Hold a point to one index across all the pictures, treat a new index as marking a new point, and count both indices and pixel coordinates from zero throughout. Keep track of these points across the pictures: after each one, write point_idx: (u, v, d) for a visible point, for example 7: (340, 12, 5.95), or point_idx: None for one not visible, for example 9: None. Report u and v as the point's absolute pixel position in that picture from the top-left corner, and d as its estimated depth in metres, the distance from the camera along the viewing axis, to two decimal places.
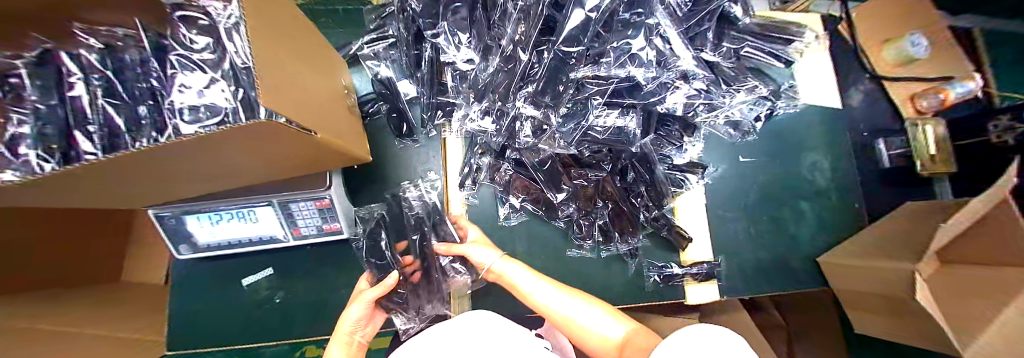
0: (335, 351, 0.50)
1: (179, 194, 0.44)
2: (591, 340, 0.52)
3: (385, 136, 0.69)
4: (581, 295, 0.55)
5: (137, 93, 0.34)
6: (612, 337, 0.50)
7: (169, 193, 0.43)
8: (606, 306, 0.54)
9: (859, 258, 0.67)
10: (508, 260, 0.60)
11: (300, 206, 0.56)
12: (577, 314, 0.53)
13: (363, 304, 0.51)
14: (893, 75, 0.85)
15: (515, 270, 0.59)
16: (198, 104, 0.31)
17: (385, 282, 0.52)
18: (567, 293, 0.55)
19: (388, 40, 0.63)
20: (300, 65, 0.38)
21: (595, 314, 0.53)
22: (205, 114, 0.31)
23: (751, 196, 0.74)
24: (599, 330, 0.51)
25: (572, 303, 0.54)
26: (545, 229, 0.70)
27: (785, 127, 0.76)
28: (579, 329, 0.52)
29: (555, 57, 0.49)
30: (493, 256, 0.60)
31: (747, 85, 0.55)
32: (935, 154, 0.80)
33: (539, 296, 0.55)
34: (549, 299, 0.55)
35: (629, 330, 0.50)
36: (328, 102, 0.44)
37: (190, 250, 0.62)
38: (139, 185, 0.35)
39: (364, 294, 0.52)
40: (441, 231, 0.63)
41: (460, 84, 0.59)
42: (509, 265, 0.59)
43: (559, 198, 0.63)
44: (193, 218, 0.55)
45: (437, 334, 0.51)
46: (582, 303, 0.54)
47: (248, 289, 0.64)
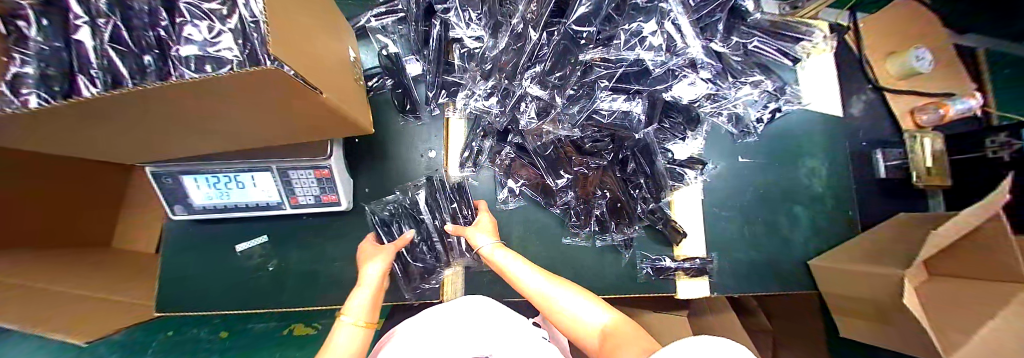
0: (362, 294, 0.48)
1: (183, 150, 0.46)
2: (574, 327, 0.49)
3: (388, 112, 0.67)
4: (566, 283, 0.53)
5: (143, 42, 0.32)
6: (597, 324, 0.48)
7: (174, 149, 0.44)
8: (592, 296, 0.52)
9: (852, 263, 0.68)
10: (499, 247, 0.57)
11: (299, 174, 0.56)
12: (561, 299, 0.51)
13: (382, 258, 0.53)
14: (893, 86, 0.86)
15: (506, 257, 0.56)
16: (203, 55, 0.30)
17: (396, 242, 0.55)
18: (553, 281, 0.53)
19: (398, 15, 0.63)
20: (311, 26, 0.38)
21: (578, 300, 0.51)
22: (211, 66, 0.30)
23: (748, 195, 0.74)
24: (581, 317, 0.49)
25: (556, 291, 0.52)
26: (541, 215, 0.70)
27: (787, 131, 0.77)
28: (563, 316, 0.50)
29: (566, 37, 0.51)
30: (488, 242, 0.58)
31: (752, 79, 0.57)
32: (931, 166, 0.82)
33: (527, 280, 0.53)
34: (535, 283, 0.53)
35: (613, 320, 0.48)
36: (333, 66, 0.43)
37: (185, 211, 0.60)
38: (141, 131, 0.36)
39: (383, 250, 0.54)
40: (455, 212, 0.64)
41: (466, 63, 0.60)
42: (498, 251, 0.57)
43: (559, 184, 0.64)
44: (190, 179, 0.55)
45: (433, 316, 0.51)
46: (567, 291, 0.52)
47: (242, 255, 0.64)
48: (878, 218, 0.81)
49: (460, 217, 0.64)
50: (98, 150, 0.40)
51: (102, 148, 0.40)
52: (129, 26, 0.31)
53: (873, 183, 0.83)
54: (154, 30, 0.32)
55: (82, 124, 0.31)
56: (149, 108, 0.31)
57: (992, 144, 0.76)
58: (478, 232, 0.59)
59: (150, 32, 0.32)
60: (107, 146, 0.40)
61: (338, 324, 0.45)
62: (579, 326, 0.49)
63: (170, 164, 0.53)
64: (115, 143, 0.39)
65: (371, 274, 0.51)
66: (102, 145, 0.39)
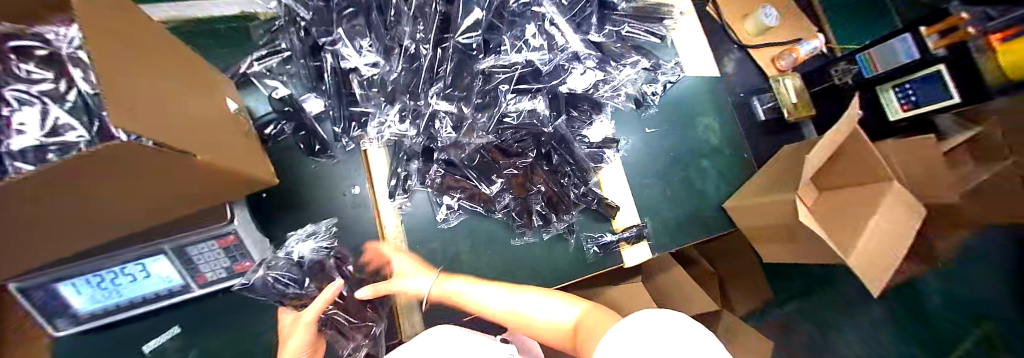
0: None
1: (66, 252, 0.39)
2: (547, 330, 0.56)
3: (296, 158, 0.63)
4: (529, 290, 0.59)
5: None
6: (569, 320, 0.54)
7: (57, 253, 0.38)
8: (555, 293, 0.59)
9: (755, 196, 0.79)
10: (449, 279, 0.62)
11: (201, 248, 0.49)
12: (528, 307, 0.57)
13: (304, 328, 0.52)
14: (754, 43, 1.01)
15: (458, 285, 0.61)
16: (53, 141, 0.27)
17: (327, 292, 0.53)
18: (515, 291, 0.59)
19: (282, 55, 0.60)
20: (159, 80, 0.34)
21: (544, 301, 0.58)
22: (55, 154, 0.26)
23: (662, 159, 0.82)
24: (553, 318, 0.56)
25: (520, 302, 0.58)
26: (484, 224, 0.71)
27: (679, 96, 0.87)
28: (533, 323, 0.57)
29: (458, 51, 0.54)
30: (428, 282, 0.61)
31: (631, 60, 0.63)
32: (795, 102, 0.97)
33: (488, 301, 0.59)
34: (495, 300, 0.59)
35: (581, 311, 0.55)
36: (204, 123, 0.39)
37: (70, 324, 0.51)
38: (7, 251, 0.32)
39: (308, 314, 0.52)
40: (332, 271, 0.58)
41: (369, 91, 0.56)
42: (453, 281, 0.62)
43: (493, 189, 0.66)
44: (69, 286, 0.46)
45: None
46: (531, 295, 0.59)
47: (154, 355, 0.56)
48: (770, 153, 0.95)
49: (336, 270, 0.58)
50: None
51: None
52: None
53: (757, 125, 0.97)
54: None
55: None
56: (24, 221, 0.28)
57: (835, 73, 0.99)
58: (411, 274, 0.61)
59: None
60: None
61: None
62: (552, 329, 0.55)
63: (22, 279, 0.43)
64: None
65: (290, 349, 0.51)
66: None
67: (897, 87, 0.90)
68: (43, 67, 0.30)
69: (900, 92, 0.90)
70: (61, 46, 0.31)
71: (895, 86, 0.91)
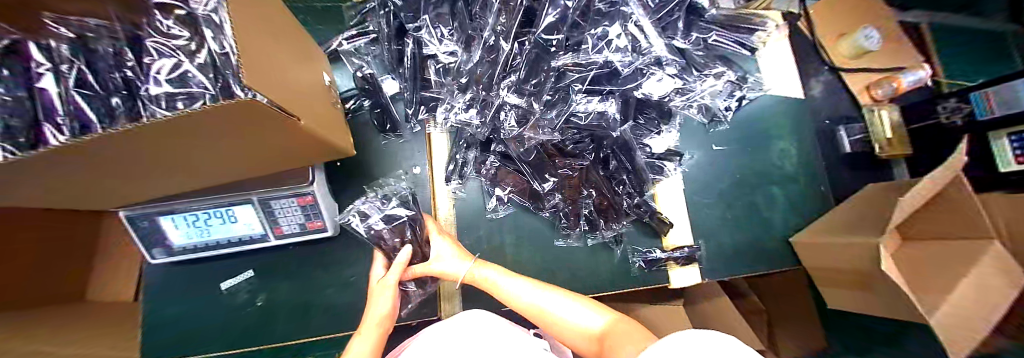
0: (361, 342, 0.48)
1: (173, 187, 0.44)
2: (572, 334, 0.53)
3: (370, 132, 0.67)
4: (558, 290, 0.55)
5: (111, 86, 0.32)
6: (594, 327, 0.52)
7: (161, 186, 0.43)
8: (584, 299, 0.55)
9: (829, 235, 0.71)
10: (482, 267, 0.57)
11: (281, 203, 0.54)
12: (554, 308, 0.54)
13: (387, 298, 0.52)
14: (850, 66, 0.91)
15: (491, 273, 0.57)
16: (176, 88, 0.31)
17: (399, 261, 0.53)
18: (544, 289, 0.55)
19: (370, 36, 0.64)
20: (283, 54, 0.38)
21: (571, 306, 0.54)
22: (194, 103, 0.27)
23: (725, 180, 0.77)
24: (579, 322, 0.52)
25: (548, 301, 0.54)
26: (531, 220, 0.71)
27: (754, 116, 0.81)
28: (560, 324, 0.53)
29: (537, 46, 0.53)
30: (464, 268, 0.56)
31: (715, 71, 0.60)
32: (891, 136, 0.86)
33: (518, 294, 0.55)
34: (523, 295, 0.55)
35: (607, 321, 0.51)
36: (304, 88, 0.42)
37: (165, 253, 0.59)
38: (107, 174, 0.34)
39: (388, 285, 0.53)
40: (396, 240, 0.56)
41: (444, 78, 0.60)
42: (484, 269, 0.57)
43: (546, 187, 0.65)
44: (168, 220, 0.53)
45: (437, 336, 0.51)
46: (560, 297, 0.55)
47: (228, 293, 0.62)
48: (851, 189, 0.85)
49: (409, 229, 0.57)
50: (79, 196, 0.39)
51: (86, 193, 0.39)
52: (95, 70, 0.33)
53: (839, 157, 0.87)
54: (120, 70, 0.33)
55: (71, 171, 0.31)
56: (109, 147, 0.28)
57: (943, 110, 0.85)
58: (443, 253, 0.57)
59: (117, 74, 0.33)
60: (94, 190, 0.39)
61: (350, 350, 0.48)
62: (577, 333, 0.53)
63: (141, 207, 0.50)
64: (78, 188, 0.36)
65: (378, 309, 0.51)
66: (63, 193, 0.36)
67: (1015, 135, 0.73)
68: (178, 23, 0.32)
69: (1015, 140, 0.74)
70: (194, 8, 0.29)
71: (1010, 134, 0.74)
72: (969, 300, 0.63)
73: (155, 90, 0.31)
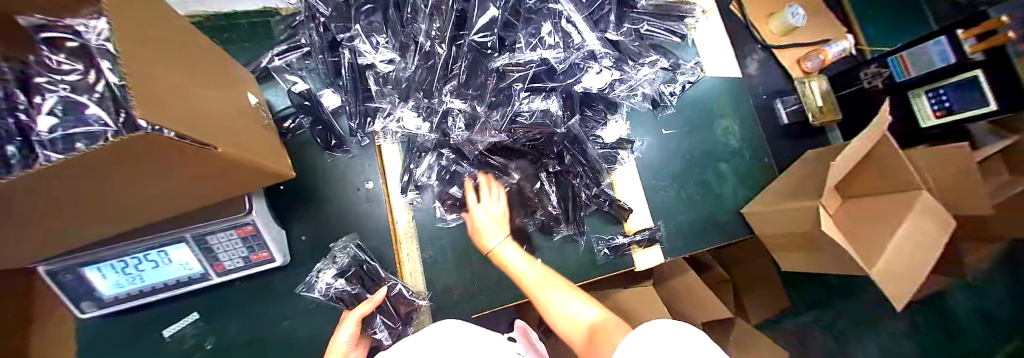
0: None
1: (85, 235, 0.40)
2: (565, 322, 0.57)
3: (314, 151, 0.64)
4: (561, 282, 0.60)
5: (2, 131, 0.25)
6: (588, 321, 0.56)
7: (71, 236, 0.38)
8: (582, 295, 0.60)
9: (774, 203, 0.76)
10: (507, 242, 0.62)
11: (219, 237, 0.51)
12: (557, 300, 0.58)
13: (350, 325, 0.54)
14: (780, 43, 0.98)
15: (510, 253, 0.62)
16: (75, 126, 0.25)
17: (373, 298, 0.58)
18: (552, 280, 0.60)
19: (302, 50, 0.61)
20: (189, 83, 0.35)
21: (571, 301, 0.58)
22: (84, 143, 0.24)
23: (678, 162, 0.80)
24: (574, 315, 0.57)
25: (552, 289, 0.59)
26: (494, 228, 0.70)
27: (698, 97, 0.84)
28: (555, 312, 0.58)
29: (472, 49, 0.53)
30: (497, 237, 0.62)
31: (649, 60, 0.63)
32: (821, 104, 0.94)
33: (530, 277, 0.60)
34: (537, 281, 0.59)
35: (598, 317, 0.56)
36: (224, 114, 0.39)
37: (95, 306, 0.53)
38: (8, 232, 0.30)
39: (354, 311, 0.56)
40: (368, 281, 0.62)
41: (384, 86, 0.58)
42: (508, 246, 0.62)
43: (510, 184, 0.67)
44: (92, 271, 0.49)
45: (409, 347, 0.49)
46: (561, 290, 0.59)
47: (172, 340, 0.58)
48: (791, 158, 0.92)
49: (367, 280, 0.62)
50: None
51: None
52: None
53: (779, 129, 0.93)
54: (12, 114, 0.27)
55: None
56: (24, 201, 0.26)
57: (865, 76, 0.93)
58: (488, 228, 0.62)
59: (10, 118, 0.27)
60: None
61: None
62: (571, 323, 0.57)
63: (57, 261, 0.45)
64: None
65: (340, 342, 0.53)
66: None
67: (930, 92, 0.83)
68: (71, 59, 0.28)
69: (931, 97, 0.84)
70: (87, 37, 0.27)
71: (927, 91, 0.84)
72: (898, 248, 0.70)
73: (53, 130, 0.26)
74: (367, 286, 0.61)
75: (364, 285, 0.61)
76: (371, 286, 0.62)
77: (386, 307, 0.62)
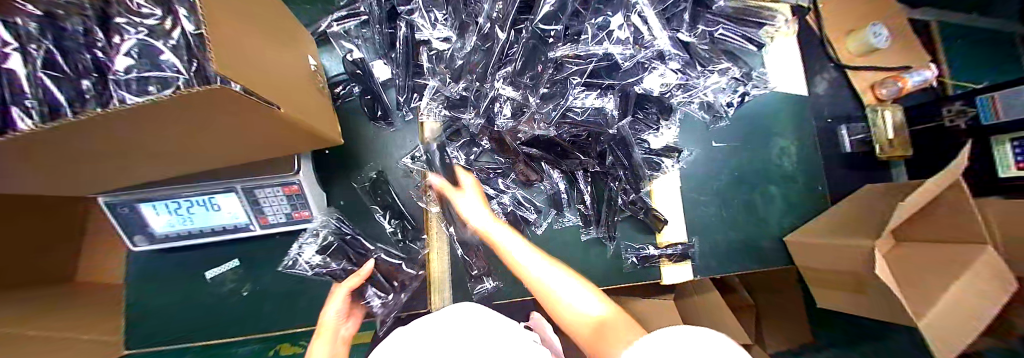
0: (319, 348, 0.46)
1: (147, 173, 0.41)
2: (569, 319, 0.45)
3: (360, 119, 0.65)
4: (563, 266, 0.50)
5: (80, 66, 0.21)
6: (594, 316, 0.43)
7: (133, 172, 0.40)
8: (590, 284, 0.47)
9: (825, 236, 0.71)
10: (494, 222, 0.56)
11: (267, 192, 0.53)
12: (556, 285, 0.47)
13: (338, 300, 0.51)
14: (856, 64, 0.89)
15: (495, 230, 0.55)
16: (149, 71, 0.22)
17: (359, 272, 0.53)
18: (550, 262, 0.50)
19: (361, 18, 0.61)
20: (256, 39, 0.34)
21: (574, 287, 0.46)
22: (156, 87, 0.21)
23: (724, 178, 0.76)
24: (578, 305, 0.44)
25: (550, 273, 0.49)
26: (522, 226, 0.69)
27: (757, 112, 0.79)
28: (555, 302, 0.46)
29: (533, 36, 0.51)
30: (482, 216, 0.56)
31: (719, 67, 0.59)
32: (893, 138, 0.86)
33: (521, 261, 0.50)
34: (530, 265, 0.50)
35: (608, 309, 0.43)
36: (287, 75, 0.40)
37: (146, 241, 0.57)
38: (79, 161, 0.31)
39: (340, 287, 0.52)
40: (357, 251, 0.59)
41: (436, 64, 0.57)
42: (496, 226, 0.55)
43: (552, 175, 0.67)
44: (149, 207, 0.52)
45: (427, 325, 0.50)
46: (562, 274, 0.48)
47: (213, 282, 0.61)
48: (847, 190, 0.85)
49: (354, 253, 0.59)
50: (47, 183, 0.36)
51: (49, 181, 0.35)
52: (62, 48, 0.21)
53: (839, 157, 0.87)
54: (90, 50, 0.22)
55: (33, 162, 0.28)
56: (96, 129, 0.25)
57: (947, 112, 0.83)
58: (470, 203, 0.58)
59: (89, 53, 0.22)
60: (58, 179, 0.35)
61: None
62: (575, 319, 0.44)
63: (121, 194, 0.48)
64: (58, 179, 0.34)
65: (330, 316, 0.50)
66: (43, 179, 0.34)
67: (1017, 141, 0.72)
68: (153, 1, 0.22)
69: (1017, 147, 0.73)
70: None
71: (1013, 139, 0.73)
72: (958, 304, 0.63)
73: (128, 71, 0.21)
74: (354, 259, 0.58)
75: (351, 258, 0.58)
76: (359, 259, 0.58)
77: (377, 279, 0.60)
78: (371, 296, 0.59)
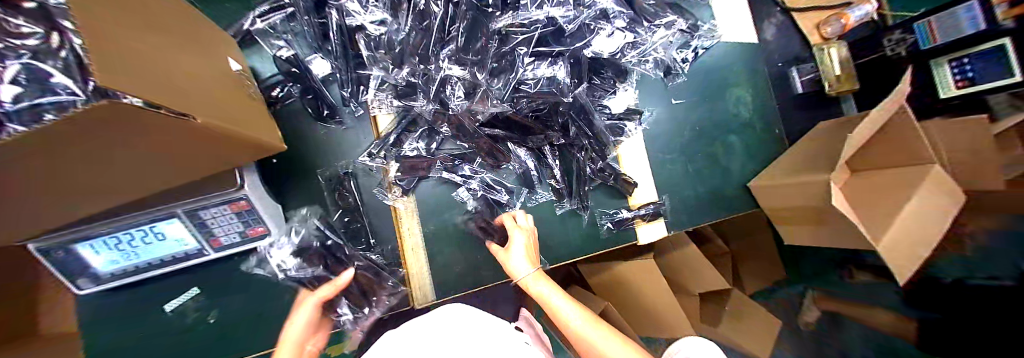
0: None
1: (54, 212, 0.36)
2: None
3: (303, 122, 0.60)
4: (604, 324, 0.52)
5: None
6: None
7: (42, 214, 0.35)
8: (628, 342, 0.51)
9: (784, 176, 0.74)
10: (540, 278, 0.56)
11: (213, 212, 0.49)
12: (602, 344, 0.50)
13: (308, 308, 0.52)
14: (799, 6, 0.92)
15: (542, 286, 0.56)
16: (40, 97, 0.18)
17: (336, 280, 0.54)
18: (592, 321, 0.52)
19: (286, 11, 0.56)
20: (148, 40, 0.30)
21: (616, 346, 0.49)
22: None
23: (687, 134, 0.77)
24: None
25: (596, 333, 0.51)
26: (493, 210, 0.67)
27: (711, 64, 0.80)
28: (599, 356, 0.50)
29: (471, 8, 0.50)
30: (529, 273, 0.56)
31: (666, 21, 0.60)
32: (838, 74, 0.88)
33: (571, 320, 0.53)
34: (579, 326, 0.52)
35: None
36: (202, 81, 0.36)
37: (92, 283, 0.53)
38: None
39: (313, 296, 0.53)
40: (342, 257, 0.58)
41: (375, 51, 0.52)
42: (540, 282, 0.56)
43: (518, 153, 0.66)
44: (87, 248, 0.47)
45: (420, 329, 0.49)
46: (606, 335, 0.51)
47: (174, 315, 0.57)
48: (802, 130, 0.89)
49: (332, 258, 0.57)
50: None
51: None
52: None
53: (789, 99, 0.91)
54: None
55: None
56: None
57: (889, 43, 0.87)
58: (517, 258, 0.57)
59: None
60: None
61: None
62: None
63: (46, 239, 0.44)
64: None
65: (297, 324, 0.51)
66: None
67: (953, 61, 0.78)
68: (30, 18, 0.18)
69: (954, 66, 0.78)
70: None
71: (951, 60, 0.79)
72: (908, 222, 0.69)
73: (17, 101, 0.18)
74: (332, 266, 0.57)
75: (329, 264, 0.57)
76: (336, 265, 0.57)
77: (351, 290, 0.60)
78: (343, 307, 0.59)
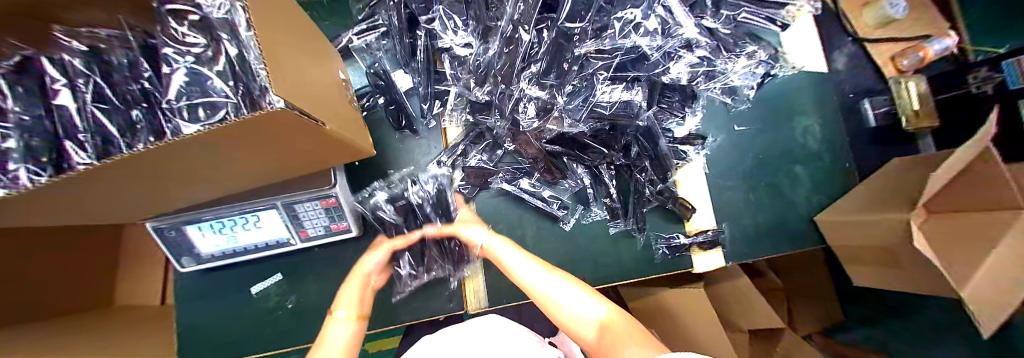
0: (347, 291, 0.53)
1: (172, 200, 0.42)
2: (571, 321, 0.50)
3: (385, 129, 0.66)
4: (561, 273, 0.53)
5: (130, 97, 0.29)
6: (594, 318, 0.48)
7: (160, 202, 0.41)
8: (587, 287, 0.52)
9: (856, 211, 0.70)
10: (493, 235, 0.58)
11: (306, 207, 0.54)
12: (555, 292, 0.51)
13: (382, 250, 0.59)
14: (872, 36, 0.89)
15: (501, 248, 0.56)
16: (204, 98, 0.25)
17: (408, 235, 0.60)
18: (546, 269, 0.53)
19: (379, 30, 0.62)
20: (302, 58, 0.35)
21: (572, 291, 0.51)
22: (205, 112, 0.24)
23: (748, 161, 0.75)
24: (576, 308, 0.49)
25: (549, 280, 0.52)
26: (550, 226, 0.69)
27: (776, 93, 0.78)
28: (555, 307, 0.50)
29: (559, 34, 0.53)
30: (482, 234, 0.59)
31: (746, 51, 0.63)
32: (918, 109, 0.85)
33: (521, 274, 0.53)
34: (530, 277, 0.52)
35: (605, 311, 0.48)
36: (327, 93, 0.41)
37: (194, 262, 0.60)
38: (125, 197, 0.34)
39: (387, 242, 0.60)
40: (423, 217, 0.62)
41: (459, 70, 0.57)
42: (496, 239, 0.58)
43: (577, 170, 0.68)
44: (194, 228, 0.53)
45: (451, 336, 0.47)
46: (561, 280, 0.52)
47: (258, 297, 0.62)
48: (875, 166, 0.84)
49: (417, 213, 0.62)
50: (91, 215, 0.38)
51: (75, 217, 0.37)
52: (111, 82, 0.30)
53: (862, 132, 0.85)
54: (136, 80, 0.30)
55: (81, 203, 0.31)
56: (26, 206, 0.27)
57: (974, 80, 0.81)
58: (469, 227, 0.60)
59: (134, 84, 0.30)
60: (87, 214, 0.37)
61: (330, 321, 0.49)
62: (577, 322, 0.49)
63: (168, 217, 0.50)
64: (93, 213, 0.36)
65: (367, 266, 0.57)
66: (83, 213, 0.36)
67: None
68: (196, 32, 0.26)
69: None
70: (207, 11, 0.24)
71: None
72: None
73: (180, 100, 0.25)
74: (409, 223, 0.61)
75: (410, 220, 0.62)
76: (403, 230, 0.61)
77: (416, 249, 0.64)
78: (404, 266, 0.63)
